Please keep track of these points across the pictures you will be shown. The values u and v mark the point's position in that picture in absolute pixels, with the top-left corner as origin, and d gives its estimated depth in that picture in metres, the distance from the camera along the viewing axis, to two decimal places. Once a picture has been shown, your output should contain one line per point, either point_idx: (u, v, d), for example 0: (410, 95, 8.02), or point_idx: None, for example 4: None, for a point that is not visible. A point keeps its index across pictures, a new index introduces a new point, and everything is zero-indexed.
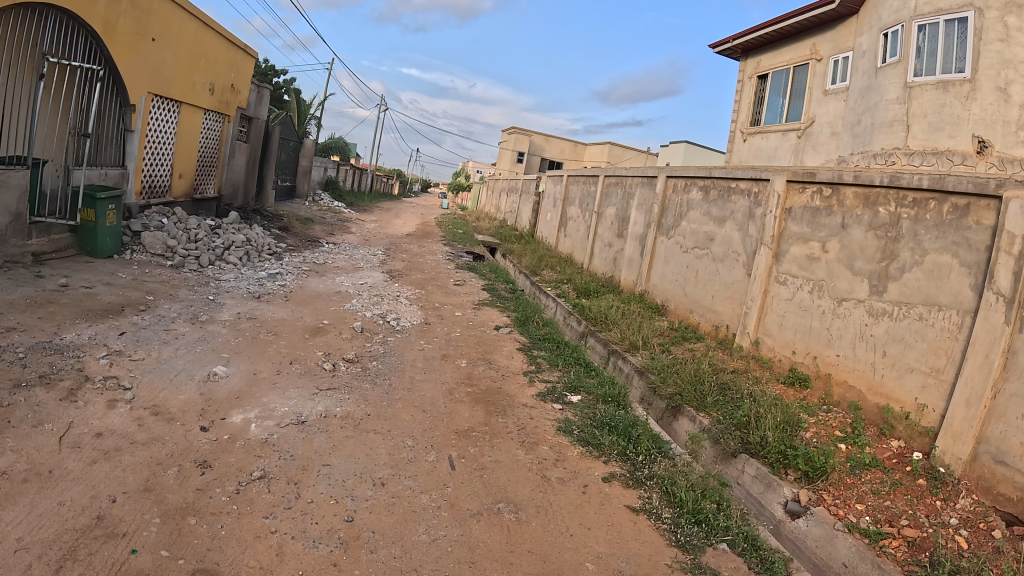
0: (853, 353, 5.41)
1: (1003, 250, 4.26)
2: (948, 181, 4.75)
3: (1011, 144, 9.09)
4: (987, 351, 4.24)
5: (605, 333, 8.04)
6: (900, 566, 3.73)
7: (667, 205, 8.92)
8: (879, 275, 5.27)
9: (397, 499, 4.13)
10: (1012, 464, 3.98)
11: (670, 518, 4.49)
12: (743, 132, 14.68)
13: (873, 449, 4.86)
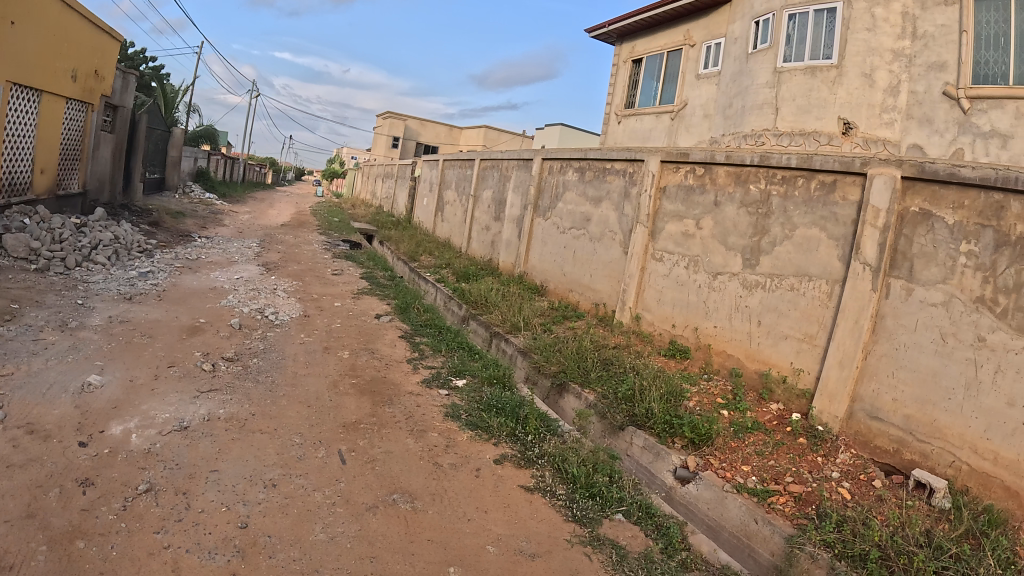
0: (729, 323, 5.72)
1: (868, 223, 4.62)
2: (815, 159, 5.06)
3: (873, 125, 9.75)
4: (857, 316, 4.59)
5: (485, 316, 8.08)
6: (790, 520, 4.01)
7: (543, 187, 9.03)
8: (752, 249, 5.57)
9: (292, 500, 3.99)
10: (886, 418, 4.39)
11: (565, 494, 4.60)
12: (619, 114, 15.03)
13: (755, 413, 5.19)
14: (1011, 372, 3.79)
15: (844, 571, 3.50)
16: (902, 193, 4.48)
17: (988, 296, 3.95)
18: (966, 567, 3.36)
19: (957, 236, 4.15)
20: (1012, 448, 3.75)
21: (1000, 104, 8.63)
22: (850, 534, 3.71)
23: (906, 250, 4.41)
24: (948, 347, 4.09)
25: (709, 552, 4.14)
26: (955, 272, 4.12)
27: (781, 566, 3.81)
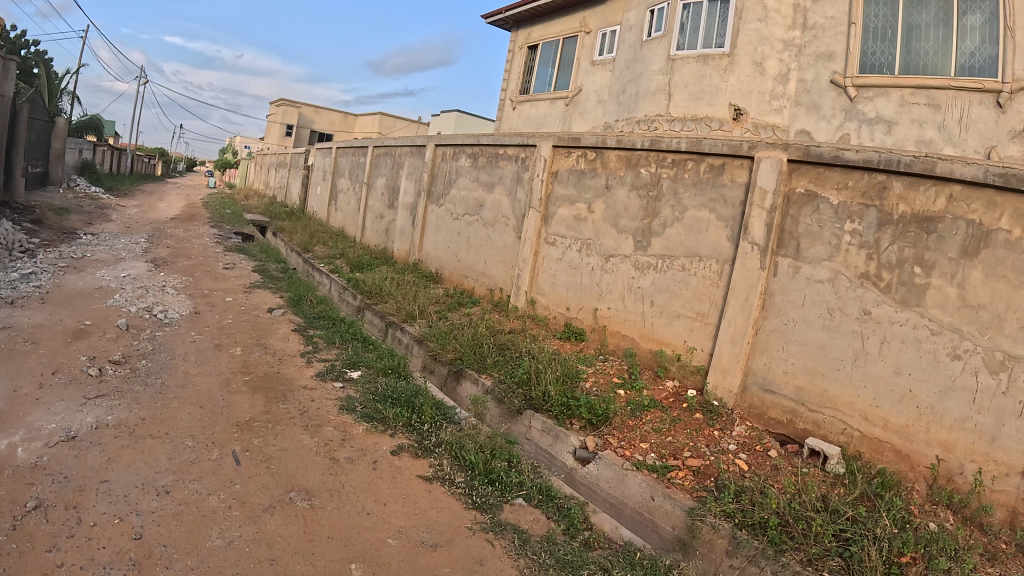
0: (622, 304, 5.88)
1: (756, 204, 4.83)
2: (704, 143, 5.25)
3: (766, 111, 8.59)
4: (747, 294, 4.83)
5: (381, 305, 7.95)
6: (690, 493, 4.18)
7: (436, 173, 8.95)
8: (642, 232, 5.75)
9: (185, 507, 3.81)
10: (779, 391, 4.68)
11: (464, 482, 4.63)
12: (513, 101, 14.21)
13: (652, 391, 5.36)
14: (896, 343, 4.13)
15: (745, 539, 3.69)
16: (789, 175, 4.75)
17: (872, 272, 4.28)
18: (861, 527, 3.58)
19: (842, 216, 4.47)
20: (901, 414, 4.11)
21: (887, 93, 7.66)
22: (748, 503, 3.91)
23: (793, 230, 4.69)
24: (835, 321, 4.40)
25: (612, 531, 4.31)
26: (841, 250, 4.43)
27: (683, 539, 3.98)
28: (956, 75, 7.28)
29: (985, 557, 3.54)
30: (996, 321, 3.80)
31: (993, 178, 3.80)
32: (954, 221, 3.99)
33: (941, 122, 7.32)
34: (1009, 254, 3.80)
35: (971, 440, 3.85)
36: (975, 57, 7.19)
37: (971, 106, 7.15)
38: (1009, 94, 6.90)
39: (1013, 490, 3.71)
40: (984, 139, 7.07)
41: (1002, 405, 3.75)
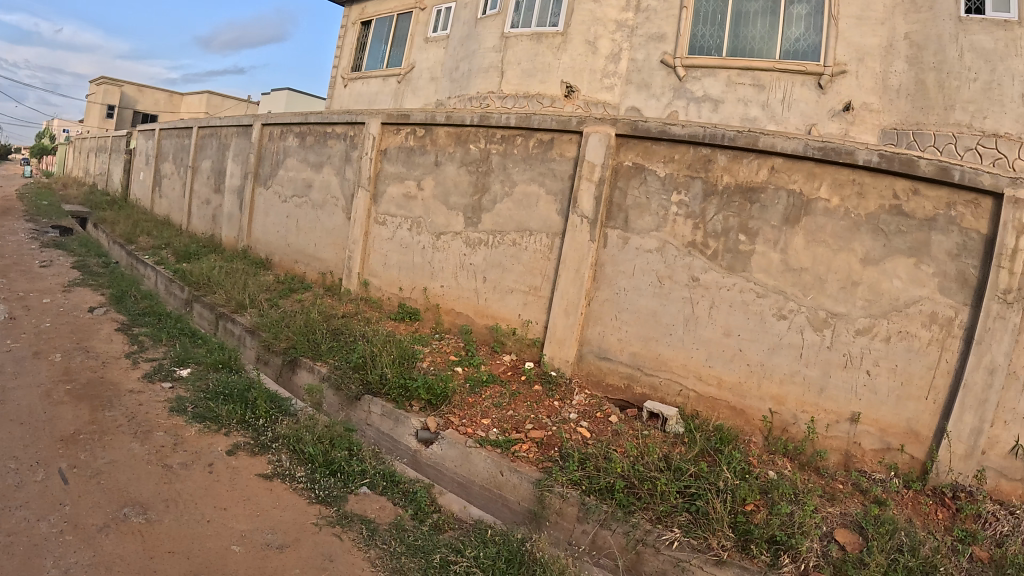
0: (455, 282, 5.89)
1: (585, 178, 4.96)
2: (534, 118, 5.32)
3: (597, 88, 7.44)
4: (578, 266, 4.97)
5: (210, 297, 7.44)
6: (535, 465, 4.20)
7: (263, 154, 8.49)
8: (473, 207, 5.79)
9: (13, 537, 3.35)
10: (615, 358, 4.87)
11: (304, 476, 4.38)
12: (344, 76, 11.36)
13: (488, 365, 5.38)
14: (725, 307, 4.41)
15: (594, 504, 3.76)
16: (617, 149, 4.90)
17: (699, 240, 4.51)
18: (705, 483, 3.73)
19: (669, 187, 4.66)
20: (732, 371, 4.41)
21: (715, 71, 6.74)
22: (593, 469, 3.96)
23: (621, 202, 4.86)
24: (665, 288, 4.63)
25: (459, 511, 4.26)
26: (668, 220, 4.63)
27: (533, 511, 3.98)
28: (780, 58, 6.50)
29: (824, 498, 3.82)
30: (818, 282, 4.15)
31: (812, 151, 4.12)
32: (777, 191, 4.29)
33: (765, 101, 6.51)
34: (828, 221, 4.15)
35: (801, 392, 4.20)
36: (799, 42, 6.47)
37: (794, 88, 6.43)
38: (829, 77, 6.30)
39: (844, 436, 4.10)
40: (805, 117, 6.41)
41: (827, 358, 4.12)
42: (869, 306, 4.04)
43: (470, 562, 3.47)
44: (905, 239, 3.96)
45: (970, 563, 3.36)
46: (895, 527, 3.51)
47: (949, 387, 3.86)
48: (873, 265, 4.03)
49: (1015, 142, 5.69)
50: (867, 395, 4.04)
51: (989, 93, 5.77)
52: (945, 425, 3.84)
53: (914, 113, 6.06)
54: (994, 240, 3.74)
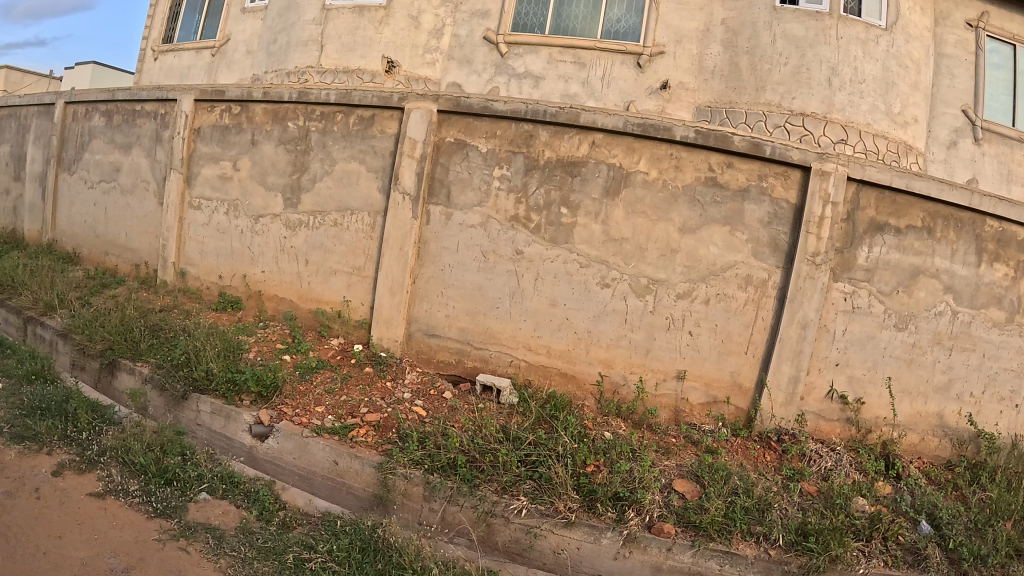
0: (275, 265, 4.64)
1: (405, 154, 4.17)
2: (353, 94, 4.31)
3: (420, 63, 5.73)
4: (400, 244, 4.19)
5: (14, 299, 6.36)
6: (376, 450, 3.44)
7: (67, 136, 7.60)
8: (291, 188, 4.59)
9: None
10: (442, 334, 4.20)
11: (139, 489, 3.23)
12: (152, 46, 8.14)
13: (316, 351, 4.33)
14: (549, 278, 4.00)
15: (439, 482, 3.18)
16: (438, 125, 4.19)
17: (522, 214, 4.02)
18: (545, 449, 3.30)
19: (491, 162, 4.08)
20: (560, 340, 4.02)
21: (536, 48, 5.41)
22: (434, 448, 3.33)
23: (443, 177, 4.17)
24: (489, 262, 4.08)
25: (306, 505, 3.38)
26: (491, 196, 4.07)
27: (378, 495, 3.31)
28: (601, 39, 5.34)
29: (659, 452, 3.58)
30: (639, 251, 3.89)
31: (631, 128, 3.83)
32: (597, 164, 3.93)
33: (585, 79, 5.31)
34: (647, 193, 3.88)
35: (628, 355, 3.94)
36: (620, 23, 5.32)
37: (611, 66, 5.28)
38: (648, 56, 5.21)
39: (673, 393, 3.93)
40: (622, 96, 5.26)
41: (651, 323, 3.90)
42: (687, 271, 3.86)
43: (324, 558, 2.80)
44: (721, 208, 3.83)
45: (800, 499, 3.36)
46: (728, 472, 3.37)
47: (766, 342, 3.85)
48: (690, 234, 3.85)
49: (820, 121, 4.92)
50: (690, 353, 3.90)
51: (797, 76, 4.93)
52: (764, 377, 3.83)
53: (727, 93, 5.09)
54: (803, 208, 3.75)
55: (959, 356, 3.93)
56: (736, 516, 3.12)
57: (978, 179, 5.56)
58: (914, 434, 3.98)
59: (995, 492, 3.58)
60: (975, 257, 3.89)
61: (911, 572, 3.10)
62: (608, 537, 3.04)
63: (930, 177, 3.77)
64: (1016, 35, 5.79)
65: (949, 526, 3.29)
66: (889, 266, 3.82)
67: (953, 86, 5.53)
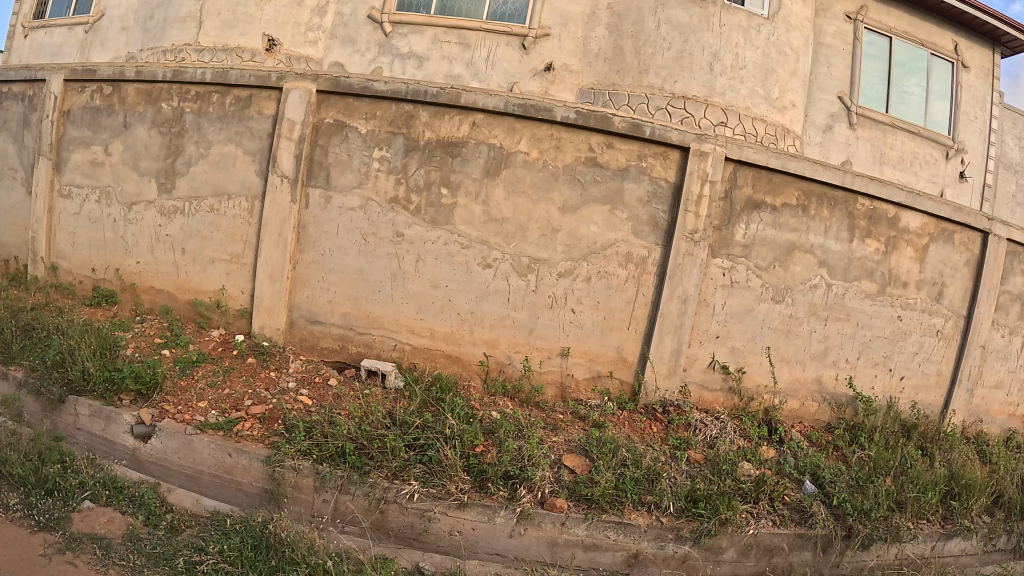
0: (150, 255, 4.40)
1: (283, 136, 4.02)
2: (230, 74, 4.13)
3: (301, 41, 5.41)
4: (279, 229, 4.06)
5: None
6: (262, 443, 3.33)
7: None
8: (165, 173, 4.34)
9: None
10: (325, 320, 4.10)
11: (18, 502, 3.00)
12: (22, 22, 7.38)
13: (197, 344, 4.14)
14: (430, 260, 3.96)
15: (329, 472, 3.11)
16: (317, 106, 4.05)
17: (401, 195, 3.96)
18: (432, 432, 3.28)
19: (370, 143, 3.99)
20: (443, 322, 3.99)
21: (420, 28, 5.25)
22: (321, 437, 3.25)
23: (322, 160, 4.05)
24: (370, 246, 4.00)
25: (193, 506, 3.25)
26: (370, 177, 3.99)
27: (268, 490, 3.21)
28: (486, 19, 5.24)
29: (547, 429, 3.62)
30: (519, 231, 3.92)
31: (513, 108, 3.83)
32: (477, 145, 3.92)
33: (469, 60, 5.20)
34: (528, 172, 3.90)
35: (512, 334, 3.97)
36: (506, 3, 5.24)
37: (497, 47, 5.19)
38: (533, 39, 5.14)
39: (557, 369, 3.99)
40: (507, 77, 5.19)
41: (533, 301, 3.94)
42: (568, 250, 3.91)
43: (216, 559, 2.70)
44: (600, 187, 3.89)
45: (688, 467, 3.48)
46: (617, 445, 3.46)
47: (647, 316, 3.95)
48: (570, 213, 3.90)
49: (701, 104, 5.04)
50: (573, 330, 3.96)
51: (680, 61, 5.05)
52: (647, 351, 3.93)
53: (611, 76, 5.14)
54: (682, 187, 3.86)
55: (834, 326, 4.17)
56: (626, 488, 3.20)
57: (852, 160, 5.89)
58: (795, 400, 4.19)
59: (873, 451, 3.82)
60: (847, 233, 4.12)
61: (798, 529, 3.27)
62: (502, 516, 3.06)
63: (805, 158, 3.95)
64: (892, 28, 6.14)
65: (831, 484, 3.49)
66: (765, 243, 3.99)
67: (830, 74, 5.80)
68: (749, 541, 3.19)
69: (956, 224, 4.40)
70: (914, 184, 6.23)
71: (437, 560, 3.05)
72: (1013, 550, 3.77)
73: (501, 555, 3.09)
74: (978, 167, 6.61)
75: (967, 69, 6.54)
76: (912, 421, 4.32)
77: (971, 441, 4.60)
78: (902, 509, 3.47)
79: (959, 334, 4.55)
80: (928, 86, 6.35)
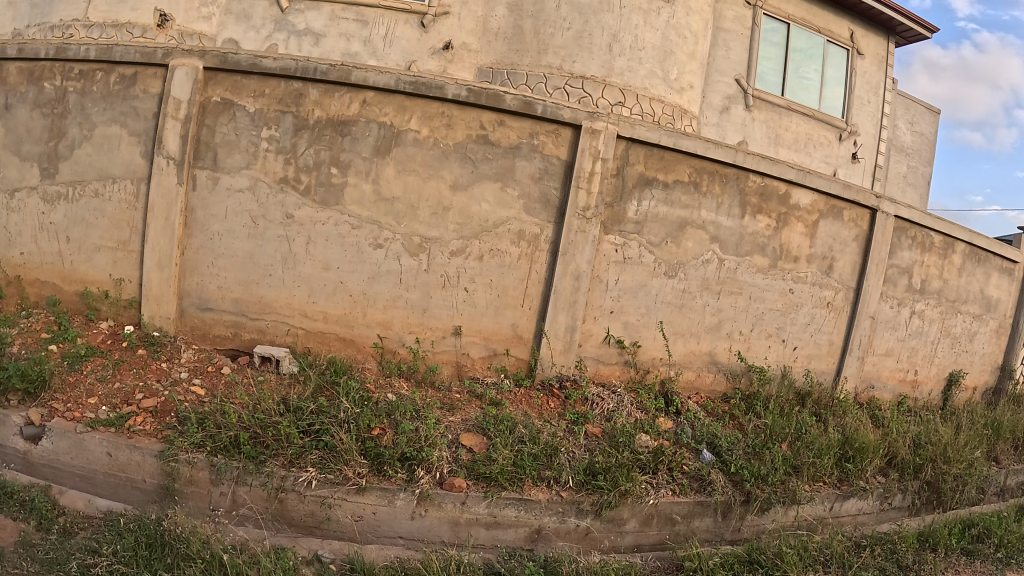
0: (34, 244, 4.15)
1: (168, 116, 3.86)
2: (114, 50, 3.93)
3: (195, 16, 5.18)
4: (166, 213, 3.90)
5: None
6: (155, 437, 3.22)
7: None
8: (47, 157, 4.10)
9: None
10: (216, 307, 3.97)
11: None
12: None
13: (86, 338, 3.94)
14: (320, 241, 3.88)
15: (224, 464, 3.04)
16: (204, 83, 3.90)
17: (290, 175, 3.87)
18: (327, 417, 3.24)
19: (258, 122, 3.88)
20: (336, 305, 3.92)
21: (317, 4, 5.10)
22: (214, 428, 3.16)
23: (209, 140, 3.90)
24: (259, 229, 3.90)
25: (85, 507, 3.09)
26: (259, 157, 3.88)
27: (164, 486, 3.10)
28: None
29: (444, 409, 3.61)
30: (410, 210, 3.88)
31: (404, 86, 3.79)
32: (367, 123, 3.85)
33: (367, 37, 5.10)
34: (418, 151, 3.87)
35: (405, 315, 3.94)
36: None
37: (395, 25, 5.12)
38: (432, 17, 5.09)
39: (452, 349, 3.99)
40: (405, 55, 5.13)
41: (426, 281, 3.92)
42: (460, 228, 3.91)
43: (111, 560, 2.59)
44: (492, 165, 3.89)
45: (586, 441, 3.55)
46: (513, 423, 3.48)
47: (541, 293, 4.00)
48: (461, 191, 3.89)
49: (599, 84, 5.10)
50: (467, 309, 3.97)
51: (579, 41, 5.08)
52: (542, 327, 3.98)
53: (510, 55, 5.15)
54: (573, 164, 3.90)
55: (727, 299, 4.32)
56: (525, 464, 3.23)
57: (748, 141, 6.09)
58: (691, 372, 4.32)
59: (768, 419, 3.99)
60: (738, 209, 4.26)
61: (698, 496, 3.38)
62: (401, 498, 3.05)
63: (696, 136, 4.06)
64: (790, 15, 6.35)
65: (728, 452, 3.62)
66: (657, 219, 4.08)
67: (728, 57, 5.95)
68: (649, 511, 3.28)
69: (846, 201, 4.61)
70: (808, 163, 6.49)
71: (336, 547, 2.98)
72: (909, 508, 3.97)
73: (403, 537, 3.09)
74: (870, 148, 6.95)
75: (861, 55, 6.84)
76: (806, 388, 4.52)
77: (863, 407, 4.85)
78: (799, 473, 3.64)
79: (849, 306, 4.78)
80: (825, 72, 6.62)
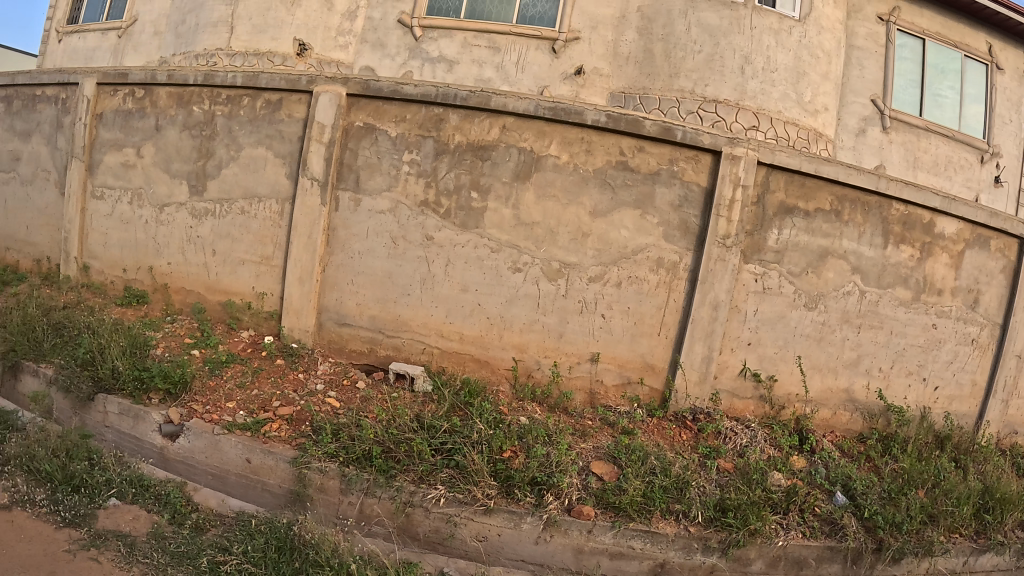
0: (181, 256, 4.45)
1: (312, 139, 4.06)
2: (259, 77, 4.17)
3: (332, 46, 5.45)
4: (309, 232, 4.09)
5: None
6: (290, 444, 3.36)
7: None
8: (195, 175, 4.39)
9: None
10: (354, 322, 4.13)
11: (46, 498, 2.99)
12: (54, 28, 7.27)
13: (227, 345, 4.18)
14: (460, 263, 3.97)
15: (355, 475, 3.13)
16: (347, 109, 4.08)
17: (431, 198, 3.98)
18: (460, 437, 3.29)
19: (400, 147, 4.01)
20: (471, 326, 4.00)
21: (450, 32, 5.25)
22: (348, 440, 3.27)
23: (351, 162, 4.07)
24: (400, 249, 4.02)
25: (218, 506, 3.26)
26: (400, 180, 4.01)
27: (293, 491, 3.23)
28: (517, 23, 5.22)
29: (576, 435, 3.61)
30: (549, 235, 3.91)
31: (543, 111, 3.83)
32: (507, 148, 3.92)
33: (499, 63, 5.20)
34: (557, 176, 3.90)
35: (540, 339, 3.96)
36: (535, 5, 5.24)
37: (526, 51, 5.19)
38: (564, 42, 5.14)
39: (586, 375, 3.98)
40: (537, 81, 5.19)
41: (563, 306, 3.93)
42: (598, 254, 3.90)
43: (240, 559, 2.72)
44: (631, 191, 3.87)
45: (719, 476, 3.46)
46: (645, 453, 3.43)
47: (678, 323, 3.93)
48: (601, 218, 3.89)
49: (732, 107, 5.00)
50: (603, 336, 3.95)
51: (711, 63, 5.01)
52: (679, 357, 3.91)
53: (641, 79, 5.10)
54: (714, 192, 3.82)
55: (868, 334, 4.12)
56: (654, 496, 3.18)
57: (886, 166, 5.81)
58: (827, 409, 4.14)
59: (906, 462, 3.76)
60: (882, 239, 4.06)
61: (828, 541, 3.22)
62: (528, 522, 3.05)
63: (838, 163, 3.90)
64: (925, 30, 6.05)
65: (863, 496, 3.43)
66: (798, 248, 3.94)
67: (863, 77, 5.71)
68: (777, 553, 3.16)
69: (992, 229, 4.32)
70: (947, 188, 6.13)
71: (461, 566, 3.03)
72: None
73: (526, 561, 3.09)
74: (1014, 171, 6.48)
75: (1000, 70, 6.42)
76: (945, 432, 4.24)
77: (1006, 453, 4.52)
78: (935, 523, 3.39)
79: (996, 345, 4.47)
80: (962, 89, 6.24)
